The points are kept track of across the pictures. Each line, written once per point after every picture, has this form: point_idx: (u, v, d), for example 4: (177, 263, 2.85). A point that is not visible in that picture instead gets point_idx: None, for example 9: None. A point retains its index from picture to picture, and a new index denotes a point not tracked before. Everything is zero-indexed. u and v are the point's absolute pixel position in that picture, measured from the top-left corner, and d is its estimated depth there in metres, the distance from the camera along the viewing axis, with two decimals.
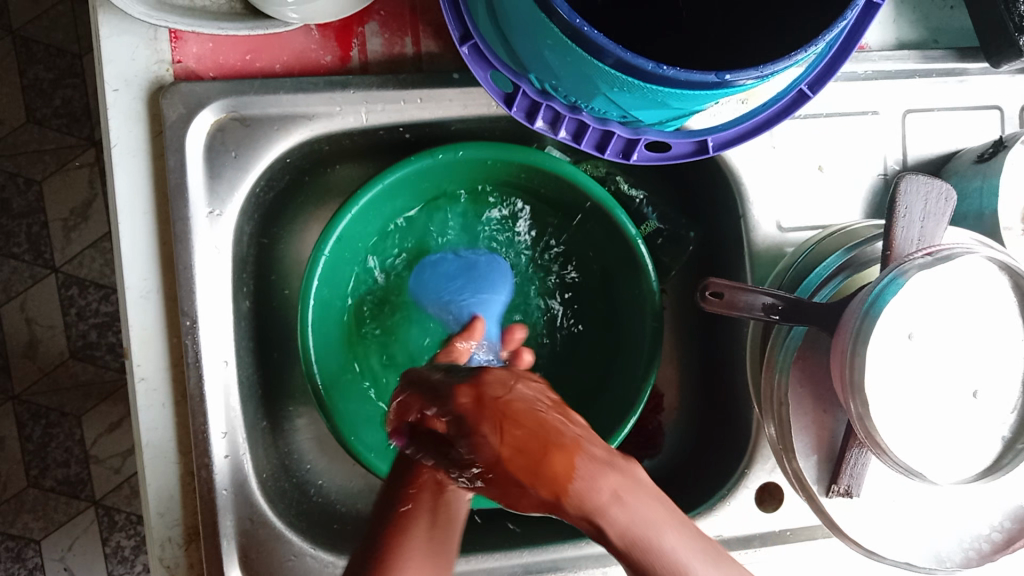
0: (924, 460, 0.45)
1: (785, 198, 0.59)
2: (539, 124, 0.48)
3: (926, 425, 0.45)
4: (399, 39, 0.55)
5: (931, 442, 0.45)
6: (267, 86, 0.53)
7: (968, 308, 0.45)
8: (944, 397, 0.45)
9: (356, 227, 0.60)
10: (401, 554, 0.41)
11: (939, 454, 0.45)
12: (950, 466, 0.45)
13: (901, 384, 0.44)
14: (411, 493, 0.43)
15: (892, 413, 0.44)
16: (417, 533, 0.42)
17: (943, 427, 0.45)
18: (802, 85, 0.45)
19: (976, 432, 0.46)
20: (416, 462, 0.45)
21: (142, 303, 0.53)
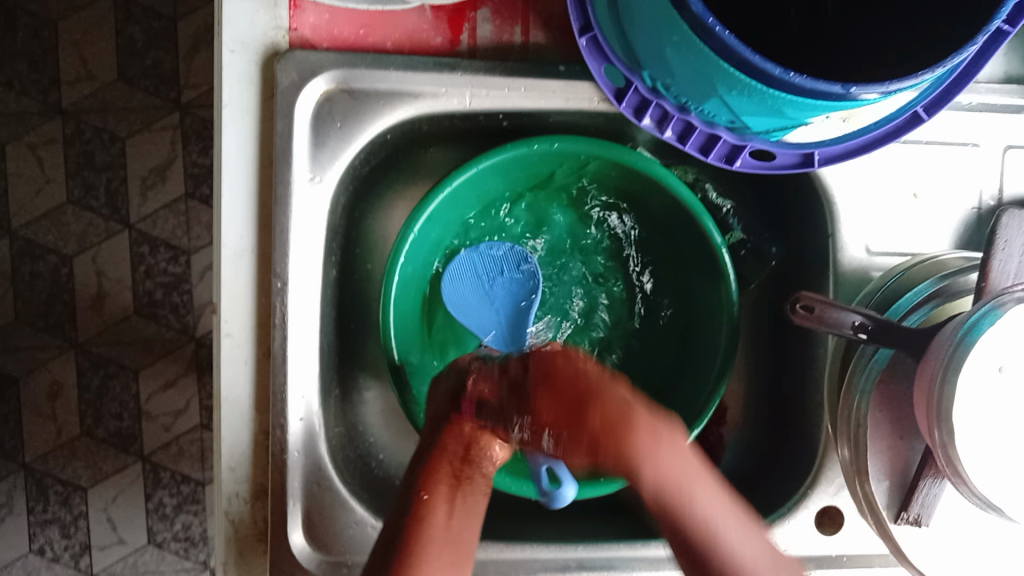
0: (1003, 496, 0.44)
1: (877, 222, 0.58)
2: (645, 122, 0.49)
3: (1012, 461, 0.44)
4: (509, 28, 0.56)
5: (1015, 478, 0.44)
6: (379, 62, 0.54)
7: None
8: None
9: (446, 208, 0.61)
10: (424, 521, 0.44)
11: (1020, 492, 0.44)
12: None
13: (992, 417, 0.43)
14: (427, 493, 0.46)
15: (977, 446, 0.43)
16: (435, 510, 0.45)
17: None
18: (918, 106, 0.45)
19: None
20: (433, 477, 0.47)
21: (235, 261, 0.55)
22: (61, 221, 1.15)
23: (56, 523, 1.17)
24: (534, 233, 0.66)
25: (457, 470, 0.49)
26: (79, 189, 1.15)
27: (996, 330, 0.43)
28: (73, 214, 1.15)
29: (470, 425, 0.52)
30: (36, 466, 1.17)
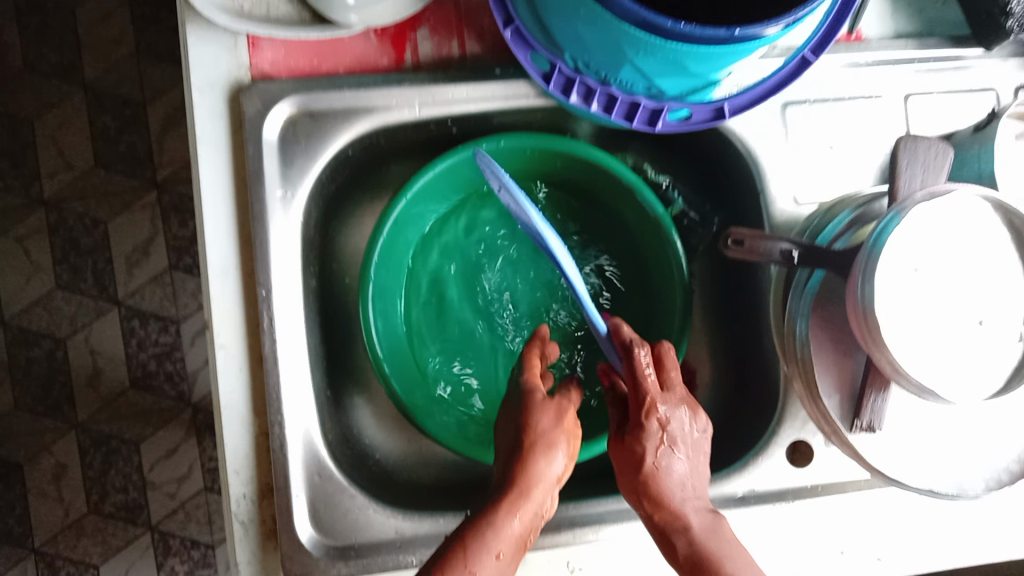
0: (938, 378, 0.49)
1: (800, 174, 0.64)
2: (574, 99, 0.54)
3: (941, 348, 0.50)
4: (447, 41, 0.62)
5: (945, 362, 0.49)
6: (333, 84, 0.60)
7: (965, 242, 0.51)
8: (952, 323, 0.50)
9: (410, 214, 0.66)
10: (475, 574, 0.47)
11: (951, 376, 0.49)
12: (964, 387, 0.50)
13: (914, 309, 0.49)
14: (496, 554, 0.48)
15: (909, 337, 0.49)
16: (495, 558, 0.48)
17: (954, 350, 0.50)
18: (804, 51, 0.51)
19: (987, 357, 0.50)
20: (503, 533, 0.49)
21: (221, 278, 0.60)
22: (52, 307, 1.19)
23: None
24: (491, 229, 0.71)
25: (519, 536, 0.50)
26: (67, 274, 1.19)
27: (900, 231, 0.50)
28: (63, 299, 1.19)
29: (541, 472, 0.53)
30: (47, 549, 1.18)
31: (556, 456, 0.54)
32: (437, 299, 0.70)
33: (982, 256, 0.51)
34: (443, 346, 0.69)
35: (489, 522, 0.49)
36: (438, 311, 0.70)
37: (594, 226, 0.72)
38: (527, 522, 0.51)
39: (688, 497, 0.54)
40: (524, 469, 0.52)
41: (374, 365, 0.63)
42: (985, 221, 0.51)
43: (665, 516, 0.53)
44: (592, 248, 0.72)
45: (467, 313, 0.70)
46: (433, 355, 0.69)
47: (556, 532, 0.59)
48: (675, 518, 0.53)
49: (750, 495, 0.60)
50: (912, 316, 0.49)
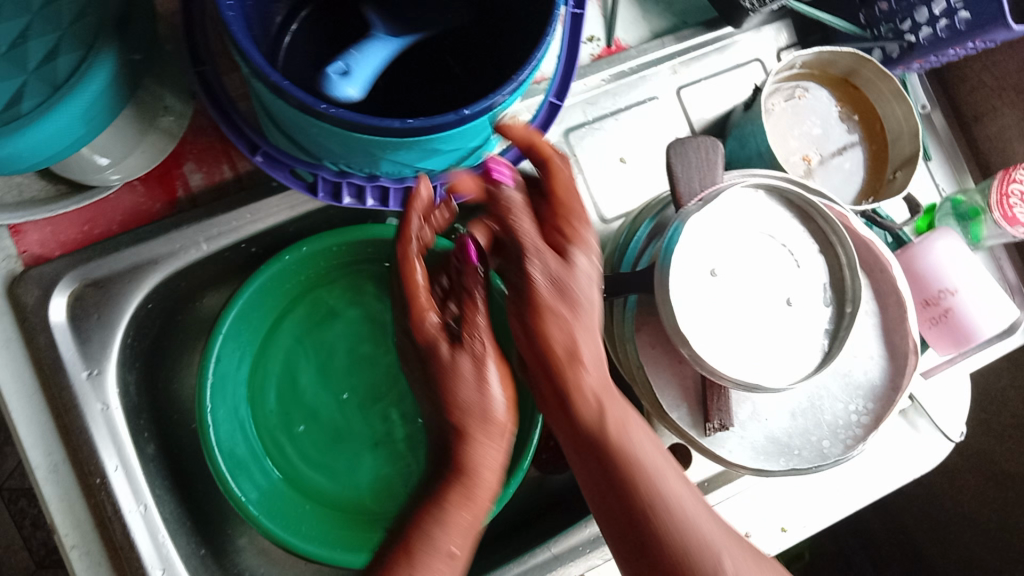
0: (750, 372, 0.53)
1: (602, 189, 0.65)
2: (347, 200, 0.53)
3: (746, 337, 0.54)
4: (217, 168, 0.61)
5: (751, 349, 0.54)
6: (108, 247, 0.58)
7: (750, 231, 0.56)
8: (753, 318, 0.55)
9: (232, 346, 0.62)
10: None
11: (760, 365, 0.54)
12: (780, 369, 0.54)
13: (710, 310, 0.54)
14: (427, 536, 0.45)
15: (715, 337, 0.53)
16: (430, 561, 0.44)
17: (760, 335, 0.54)
18: (550, 96, 0.51)
19: (793, 333, 0.55)
20: (431, 533, 0.45)
21: (54, 476, 0.56)
22: None
23: None
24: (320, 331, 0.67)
25: (470, 520, 0.46)
26: None
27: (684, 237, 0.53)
28: None
29: (444, 345, 0.51)
30: None
31: (461, 356, 0.50)
32: (286, 417, 0.65)
33: (772, 238, 0.56)
34: (300, 463, 0.65)
35: (433, 519, 0.45)
36: (288, 430, 0.65)
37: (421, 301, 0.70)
38: (473, 511, 0.47)
39: (620, 421, 0.48)
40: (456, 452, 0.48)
41: (237, 508, 0.59)
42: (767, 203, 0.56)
43: (581, 402, 0.48)
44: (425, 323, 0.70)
45: (314, 423, 0.66)
46: (295, 477, 0.64)
47: None
48: (597, 412, 0.47)
49: None
50: (714, 314, 0.54)
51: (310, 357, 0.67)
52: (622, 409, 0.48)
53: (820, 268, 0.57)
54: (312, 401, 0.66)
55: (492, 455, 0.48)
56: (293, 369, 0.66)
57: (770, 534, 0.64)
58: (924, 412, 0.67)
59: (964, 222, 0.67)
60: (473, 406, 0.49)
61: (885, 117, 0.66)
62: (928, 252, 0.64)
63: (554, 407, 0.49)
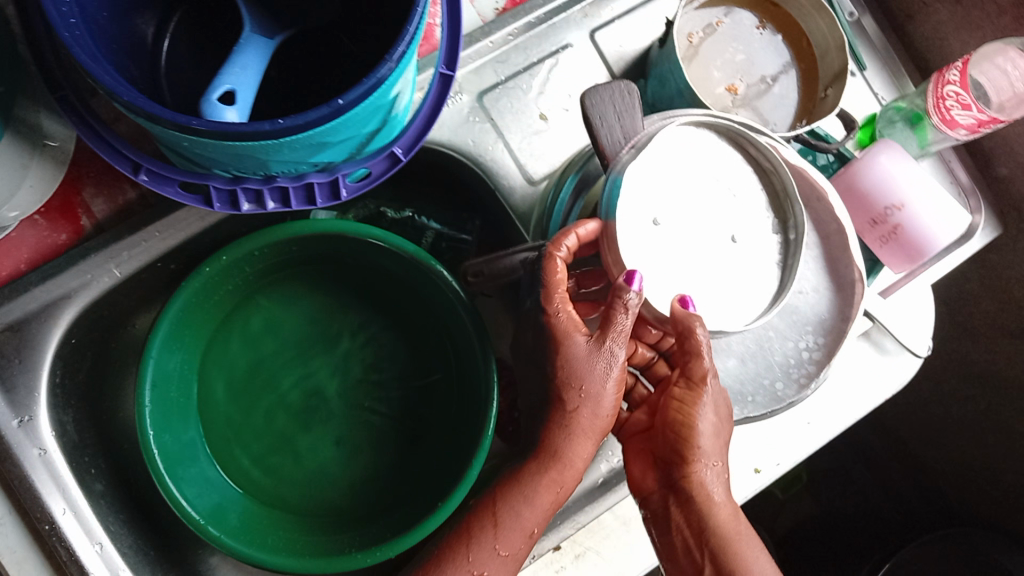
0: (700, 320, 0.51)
1: (524, 149, 0.62)
2: (247, 207, 0.50)
3: (697, 284, 0.52)
4: (118, 189, 0.58)
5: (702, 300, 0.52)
6: (17, 288, 0.55)
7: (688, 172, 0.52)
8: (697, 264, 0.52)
9: (168, 367, 0.60)
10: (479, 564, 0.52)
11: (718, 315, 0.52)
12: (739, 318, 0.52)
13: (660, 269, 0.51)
14: (500, 525, 0.52)
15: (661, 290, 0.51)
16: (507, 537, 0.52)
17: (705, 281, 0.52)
18: (439, 67, 0.49)
19: (745, 271, 0.53)
20: (512, 509, 0.53)
21: (0, 532, 0.53)
22: None
23: None
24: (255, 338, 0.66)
25: (551, 505, 0.54)
26: None
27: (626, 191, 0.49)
28: None
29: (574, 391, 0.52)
30: None
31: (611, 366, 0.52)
32: (238, 428, 0.65)
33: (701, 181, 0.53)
34: (257, 472, 0.64)
35: (521, 497, 0.53)
36: (240, 441, 0.65)
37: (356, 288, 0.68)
38: (552, 493, 0.53)
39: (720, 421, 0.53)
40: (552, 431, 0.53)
41: (199, 532, 0.56)
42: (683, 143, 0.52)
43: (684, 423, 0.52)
44: (363, 310, 0.68)
45: (268, 429, 0.65)
46: (255, 486, 0.64)
47: None
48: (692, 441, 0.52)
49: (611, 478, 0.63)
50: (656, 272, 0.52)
51: (250, 366, 0.66)
52: (718, 425, 0.53)
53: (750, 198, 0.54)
54: (262, 406, 0.65)
55: (589, 449, 0.53)
56: (237, 380, 0.66)
57: (745, 476, 0.62)
58: (889, 332, 0.65)
59: (907, 127, 0.64)
60: (584, 428, 0.53)
61: (811, 33, 0.63)
62: (874, 166, 0.60)
63: (660, 442, 0.56)
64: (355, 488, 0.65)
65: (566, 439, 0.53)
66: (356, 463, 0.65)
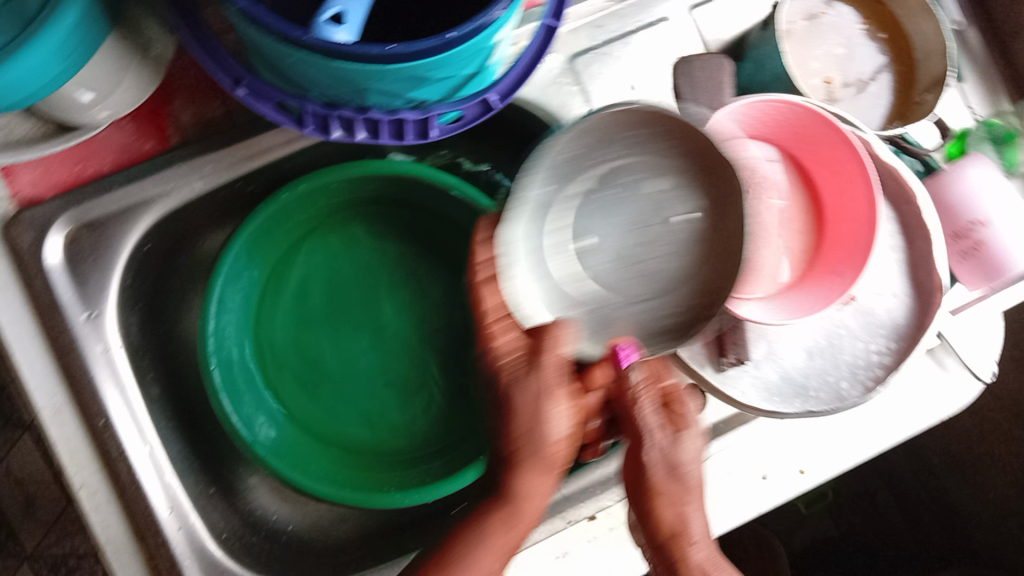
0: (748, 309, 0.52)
1: (611, 117, 0.62)
2: (336, 133, 0.51)
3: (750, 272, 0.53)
4: (206, 103, 0.59)
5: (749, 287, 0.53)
6: (101, 187, 0.57)
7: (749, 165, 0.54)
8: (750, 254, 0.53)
9: (234, 284, 0.62)
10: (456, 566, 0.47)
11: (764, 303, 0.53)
12: (796, 307, 0.52)
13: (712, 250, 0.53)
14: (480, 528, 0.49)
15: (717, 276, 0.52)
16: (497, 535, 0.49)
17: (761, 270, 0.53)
18: (546, 20, 0.49)
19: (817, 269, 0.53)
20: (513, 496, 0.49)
21: (58, 418, 0.55)
22: None
23: None
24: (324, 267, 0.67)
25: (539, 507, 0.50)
26: None
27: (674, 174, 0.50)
28: None
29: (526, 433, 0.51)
30: None
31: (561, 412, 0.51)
32: (297, 354, 0.66)
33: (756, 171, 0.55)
34: (308, 400, 0.65)
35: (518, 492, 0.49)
36: (295, 368, 0.66)
37: (424, 230, 0.69)
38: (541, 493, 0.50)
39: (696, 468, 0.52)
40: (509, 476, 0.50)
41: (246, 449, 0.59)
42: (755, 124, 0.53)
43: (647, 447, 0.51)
44: (429, 251, 0.69)
45: (324, 357, 0.66)
46: (307, 412, 0.65)
47: None
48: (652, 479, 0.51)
49: (656, 456, 0.62)
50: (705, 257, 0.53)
51: (315, 297, 0.67)
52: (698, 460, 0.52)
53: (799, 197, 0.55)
54: (324, 334, 0.66)
55: (545, 487, 0.50)
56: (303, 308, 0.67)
57: (790, 477, 0.63)
58: (953, 352, 0.64)
59: (999, 145, 0.62)
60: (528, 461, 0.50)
61: (915, 35, 0.61)
62: (961, 180, 0.60)
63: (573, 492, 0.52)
64: (415, 429, 0.66)
65: (540, 424, 0.50)
66: (412, 411, 0.66)
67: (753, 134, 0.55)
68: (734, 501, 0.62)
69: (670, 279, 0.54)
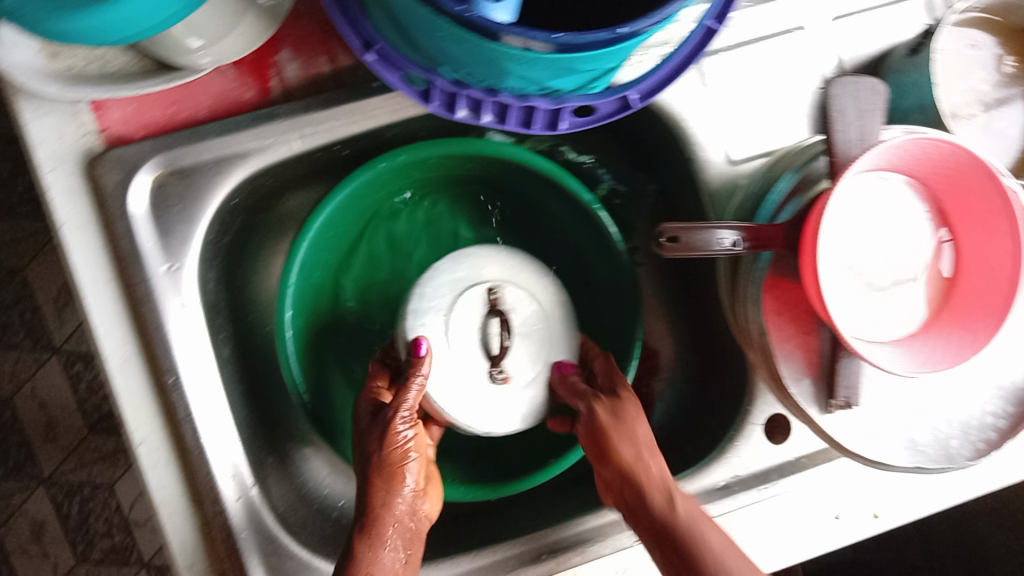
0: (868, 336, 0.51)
1: (729, 128, 0.59)
2: (462, 113, 0.48)
3: (890, 303, 0.52)
4: (313, 60, 0.55)
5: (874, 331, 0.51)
6: (196, 134, 0.54)
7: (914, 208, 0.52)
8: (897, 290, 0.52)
9: (319, 251, 0.61)
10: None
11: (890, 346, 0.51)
12: (927, 355, 0.49)
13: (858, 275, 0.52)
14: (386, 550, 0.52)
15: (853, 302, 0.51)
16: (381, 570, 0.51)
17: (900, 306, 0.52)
18: (706, 20, 0.45)
19: (955, 311, 0.50)
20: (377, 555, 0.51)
21: (125, 369, 0.54)
22: None
23: None
24: (409, 245, 0.65)
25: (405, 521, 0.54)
26: None
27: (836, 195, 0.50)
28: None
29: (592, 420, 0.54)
30: None
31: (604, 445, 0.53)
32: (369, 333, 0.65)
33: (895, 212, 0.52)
34: None
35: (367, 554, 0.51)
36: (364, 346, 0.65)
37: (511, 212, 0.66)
38: (400, 538, 0.53)
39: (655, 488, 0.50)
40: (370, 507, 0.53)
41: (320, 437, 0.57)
42: (909, 163, 0.50)
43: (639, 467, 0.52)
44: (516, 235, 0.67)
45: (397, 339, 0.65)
46: None
47: (536, 563, 0.57)
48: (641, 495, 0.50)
49: (733, 483, 0.58)
50: (834, 291, 0.51)
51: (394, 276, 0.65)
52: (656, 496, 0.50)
53: (943, 242, 0.52)
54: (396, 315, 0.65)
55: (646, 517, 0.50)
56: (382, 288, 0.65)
57: (863, 522, 0.58)
58: None
59: None
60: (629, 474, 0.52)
61: None
62: None
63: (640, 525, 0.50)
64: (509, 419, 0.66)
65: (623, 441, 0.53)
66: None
67: (913, 179, 0.52)
68: (795, 539, 0.57)
69: (787, 309, 0.52)
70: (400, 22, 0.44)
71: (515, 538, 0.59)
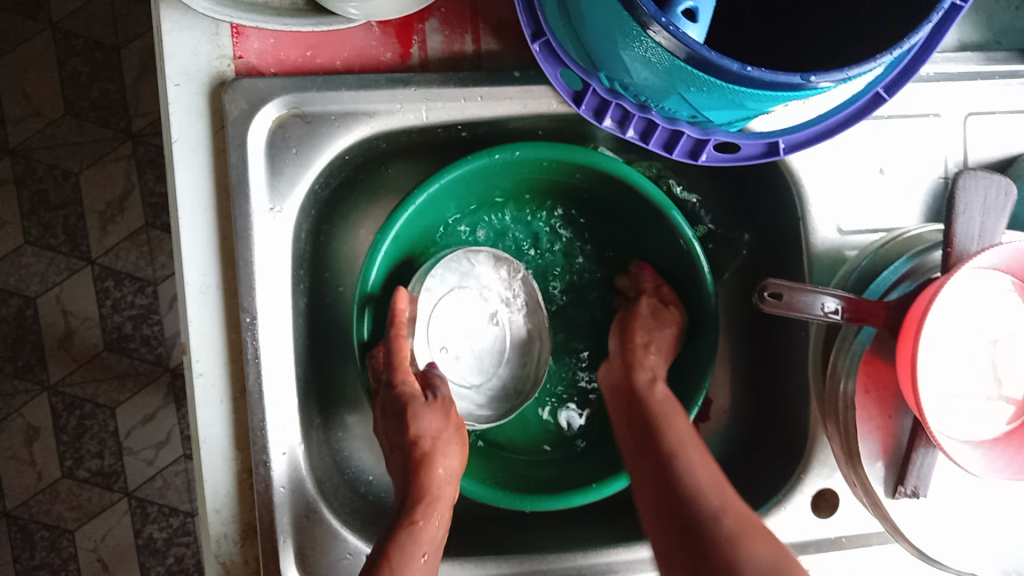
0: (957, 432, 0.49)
1: (846, 201, 0.58)
2: (607, 123, 0.49)
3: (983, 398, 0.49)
4: (459, 36, 0.55)
5: (961, 430, 0.49)
6: (330, 83, 0.53)
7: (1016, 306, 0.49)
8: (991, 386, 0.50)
9: (413, 224, 0.60)
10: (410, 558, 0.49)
11: (972, 448, 0.49)
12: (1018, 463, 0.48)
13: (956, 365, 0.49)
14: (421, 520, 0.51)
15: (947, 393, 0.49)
16: (420, 546, 0.50)
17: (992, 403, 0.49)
18: (877, 87, 0.45)
19: None
20: (419, 529, 0.51)
21: (201, 298, 0.53)
22: (19, 262, 1.07)
23: (46, 569, 1.09)
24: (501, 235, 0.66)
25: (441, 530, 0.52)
26: (35, 228, 1.07)
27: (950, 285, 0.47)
28: (32, 254, 1.07)
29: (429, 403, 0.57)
30: (19, 514, 1.09)
31: (454, 449, 0.56)
32: None
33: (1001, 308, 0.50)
34: None
35: (409, 526, 0.51)
36: None
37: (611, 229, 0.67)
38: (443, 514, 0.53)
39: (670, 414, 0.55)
40: (425, 474, 0.54)
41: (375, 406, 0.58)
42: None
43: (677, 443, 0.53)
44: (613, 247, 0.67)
45: None
46: None
47: None
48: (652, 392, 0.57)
49: None
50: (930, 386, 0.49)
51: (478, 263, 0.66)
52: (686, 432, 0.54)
53: None
54: None
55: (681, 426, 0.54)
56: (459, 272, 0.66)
57: None
58: None
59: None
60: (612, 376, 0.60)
61: None
62: None
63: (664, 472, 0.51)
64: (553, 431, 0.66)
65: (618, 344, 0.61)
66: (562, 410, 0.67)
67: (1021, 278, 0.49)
68: None
69: (877, 386, 0.50)
70: (576, 18, 0.43)
71: (542, 551, 0.58)
